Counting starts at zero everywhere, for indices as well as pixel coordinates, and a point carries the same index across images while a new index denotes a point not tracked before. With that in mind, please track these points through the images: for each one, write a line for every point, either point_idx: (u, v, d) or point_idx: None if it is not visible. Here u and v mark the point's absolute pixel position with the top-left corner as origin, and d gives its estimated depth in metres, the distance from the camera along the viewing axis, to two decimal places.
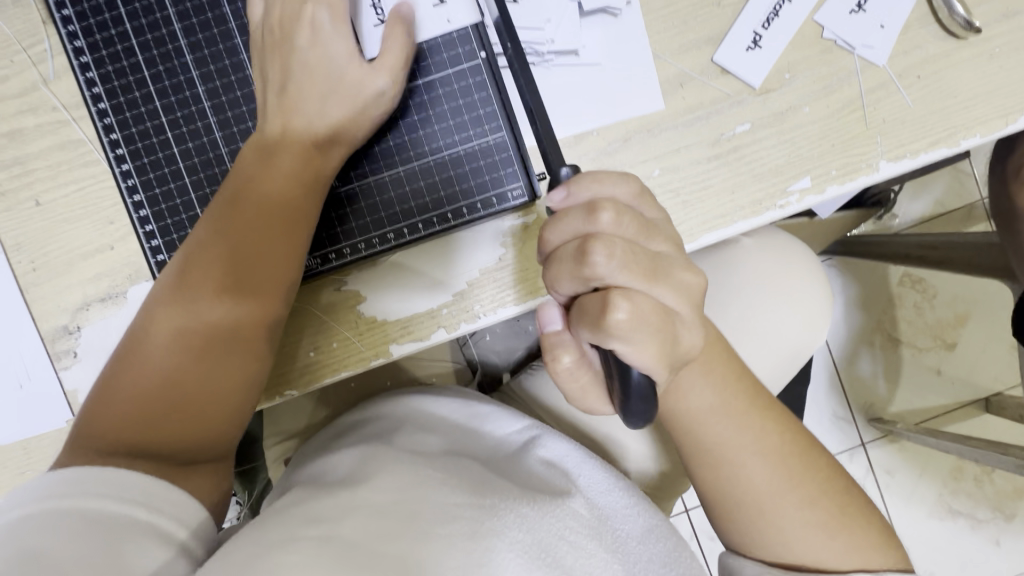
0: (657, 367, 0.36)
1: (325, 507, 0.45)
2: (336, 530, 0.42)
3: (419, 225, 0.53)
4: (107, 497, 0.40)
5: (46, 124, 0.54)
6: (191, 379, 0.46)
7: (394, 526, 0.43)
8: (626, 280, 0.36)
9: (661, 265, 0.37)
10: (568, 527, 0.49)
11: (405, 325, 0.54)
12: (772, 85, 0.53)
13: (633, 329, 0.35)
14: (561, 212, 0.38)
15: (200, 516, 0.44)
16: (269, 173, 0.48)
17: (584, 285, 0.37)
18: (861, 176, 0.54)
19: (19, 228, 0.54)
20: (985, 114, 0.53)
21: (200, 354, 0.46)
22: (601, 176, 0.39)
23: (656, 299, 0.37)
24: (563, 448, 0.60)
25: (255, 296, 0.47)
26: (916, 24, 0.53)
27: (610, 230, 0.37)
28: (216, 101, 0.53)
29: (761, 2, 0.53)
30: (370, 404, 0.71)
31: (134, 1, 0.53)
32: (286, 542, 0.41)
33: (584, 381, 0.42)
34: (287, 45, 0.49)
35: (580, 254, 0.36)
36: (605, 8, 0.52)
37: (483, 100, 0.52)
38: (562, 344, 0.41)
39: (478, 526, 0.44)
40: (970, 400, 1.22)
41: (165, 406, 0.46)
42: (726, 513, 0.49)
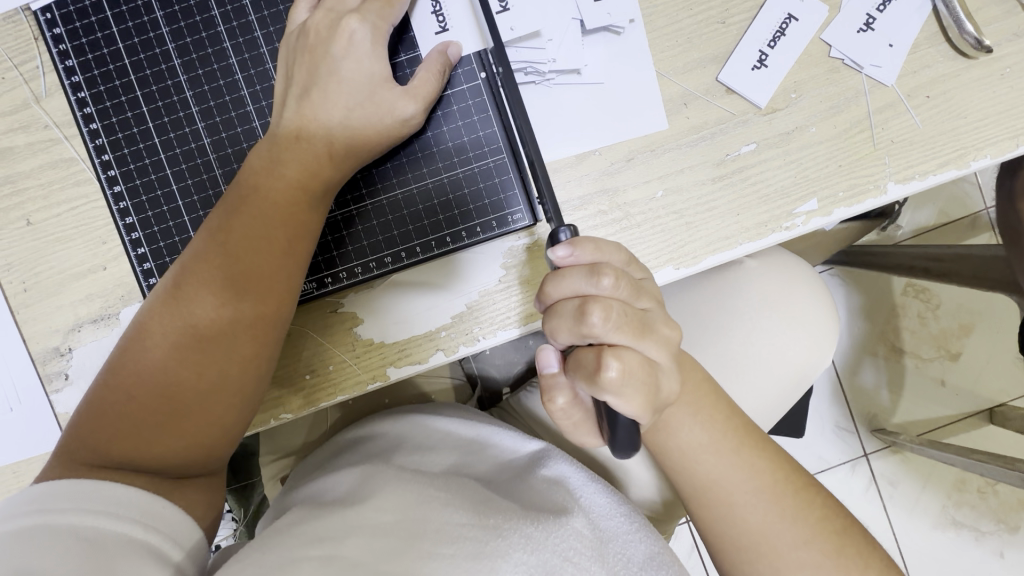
0: (643, 415, 0.36)
1: (327, 525, 0.44)
2: (341, 549, 0.42)
3: (417, 248, 0.52)
4: (101, 514, 0.40)
5: (38, 142, 0.53)
6: (185, 390, 0.45)
7: (397, 544, 0.42)
8: (618, 340, 0.35)
9: (648, 321, 0.37)
10: (572, 547, 0.47)
11: (403, 347, 0.53)
12: (778, 105, 0.52)
13: (623, 384, 0.34)
14: (563, 269, 0.37)
15: (192, 538, 0.43)
16: (273, 181, 0.46)
17: (580, 340, 0.36)
18: (868, 198, 0.53)
19: (10, 247, 0.53)
20: (996, 134, 0.52)
21: (195, 364, 0.45)
22: (602, 244, 0.38)
23: (643, 355, 0.36)
24: (567, 468, 0.59)
25: (252, 304, 0.45)
26: (925, 43, 0.52)
27: (609, 294, 0.36)
28: (210, 122, 0.52)
29: (766, 20, 0.52)
30: (368, 422, 0.70)
31: (126, 20, 0.52)
32: (289, 564, 0.40)
33: (577, 418, 0.42)
34: (321, 51, 0.47)
35: (580, 314, 0.35)
36: (608, 26, 0.51)
37: (483, 122, 0.51)
38: (557, 386, 0.40)
39: (482, 546, 0.43)
40: (975, 412, 1.21)
41: (160, 418, 0.44)
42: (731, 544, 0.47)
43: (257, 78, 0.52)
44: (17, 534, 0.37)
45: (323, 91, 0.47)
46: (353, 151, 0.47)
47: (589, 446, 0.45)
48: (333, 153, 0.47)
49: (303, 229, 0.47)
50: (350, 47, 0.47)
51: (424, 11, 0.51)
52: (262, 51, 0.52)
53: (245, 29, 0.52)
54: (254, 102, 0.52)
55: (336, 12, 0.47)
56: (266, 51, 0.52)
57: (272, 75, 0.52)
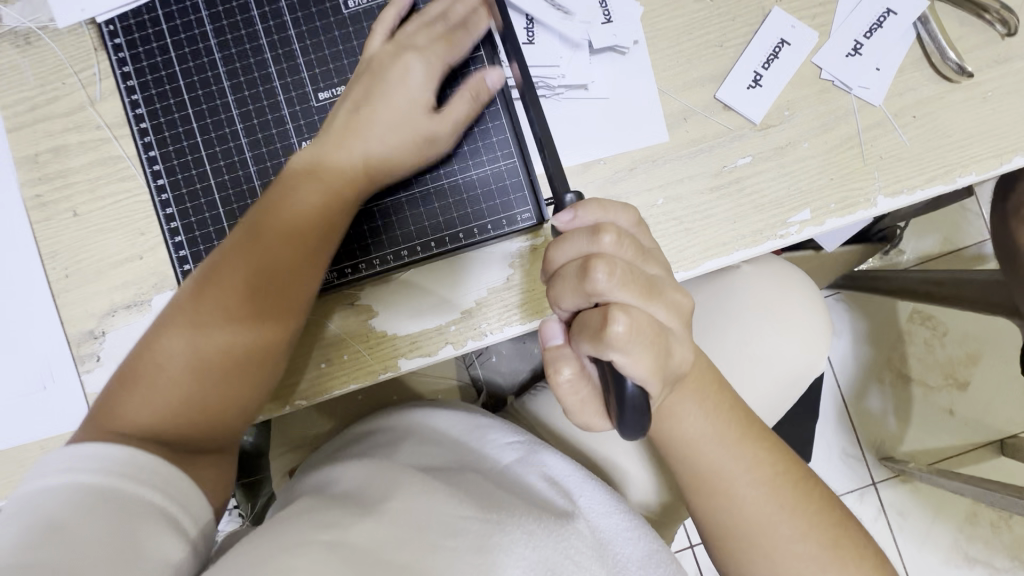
0: (651, 378, 0.37)
1: (337, 514, 0.45)
2: (347, 536, 0.42)
3: (432, 243, 0.55)
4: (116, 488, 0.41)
5: (89, 141, 0.58)
6: (208, 381, 0.48)
7: (405, 532, 0.43)
8: (623, 297, 0.37)
9: (656, 284, 0.39)
10: (574, 547, 0.49)
11: (413, 339, 0.56)
12: (772, 121, 0.56)
13: (631, 340, 0.36)
14: (566, 233, 0.39)
15: (204, 515, 0.44)
16: (316, 192, 0.50)
17: (585, 300, 0.38)
18: (860, 210, 0.56)
19: (56, 236, 0.57)
20: (980, 153, 0.56)
21: (219, 358, 0.48)
22: (605, 203, 0.40)
23: (652, 316, 0.38)
24: (564, 469, 0.61)
25: (275, 308, 0.49)
26: (910, 67, 0.56)
27: (611, 251, 0.38)
28: (249, 123, 0.57)
29: (761, 43, 0.56)
30: (377, 415, 0.73)
31: (179, 32, 0.57)
32: (298, 544, 0.40)
33: (583, 394, 0.43)
34: (379, 80, 0.52)
35: (583, 271, 0.37)
36: (613, 47, 0.56)
37: (497, 129, 0.55)
38: (562, 357, 0.42)
39: (484, 539, 0.45)
40: (983, 442, 1.20)
41: (182, 403, 0.47)
42: (728, 532, 0.49)
43: (293, 85, 0.57)
44: (61, 488, 0.40)
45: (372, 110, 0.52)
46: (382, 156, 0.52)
47: (598, 429, 0.46)
48: (367, 167, 0.52)
49: (331, 238, 0.51)
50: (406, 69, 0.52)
51: None
52: (298, 62, 0.57)
53: (284, 41, 0.57)
54: (289, 106, 0.57)
55: (403, 46, 0.53)
56: (303, 62, 0.57)
57: (306, 83, 0.57)
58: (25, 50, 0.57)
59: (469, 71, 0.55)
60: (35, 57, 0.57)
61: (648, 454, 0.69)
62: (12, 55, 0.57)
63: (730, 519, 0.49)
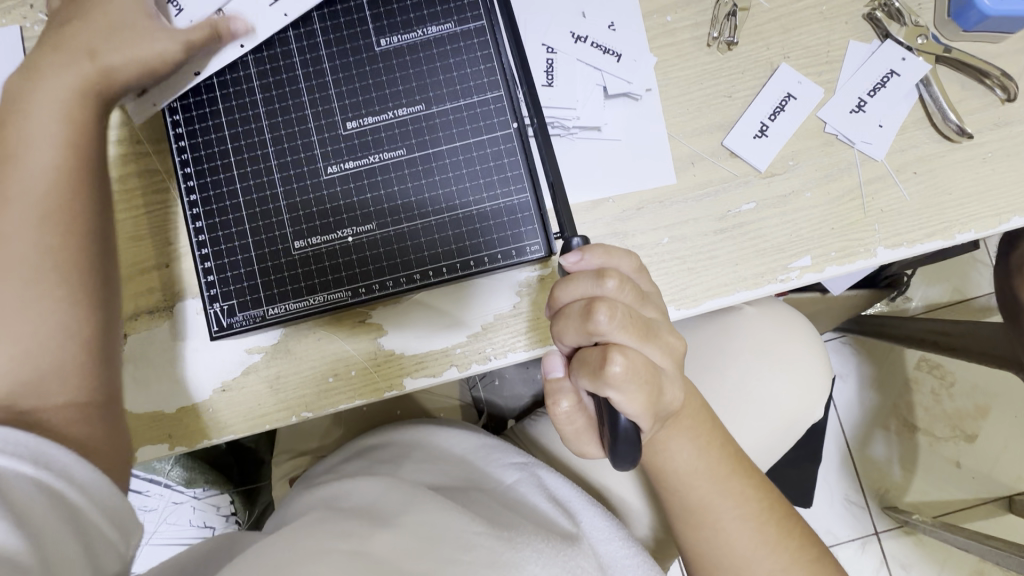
0: (643, 416, 0.39)
1: (355, 527, 0.47)
2: (365, 546, 0.44)
3: (443, 269, 0.55)
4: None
5: None
6: (16, 324, 0.42)
7: (420, 546, 0.45)
8: (623, 339, 0.38)
9: (652, 327, 0.40)
10: (580, 566, 0.50)
11: (420, 359, 0.58)
12: (776, 170, 0.58)
13: (627, 380, 0.37)
14: (572, 273, 0.41)
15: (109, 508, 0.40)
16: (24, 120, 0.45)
17: (586, 339, 0.39)
18: (860, 260, 0.57)
19: None
20: (979, 212, 0.57)
21: (31, 277, 0.43)
22: (611, 248, 0.41)
23: (646, 356, 0.39)
24: (568, 492, 0.62)
25: (89, 209, 0.46)
26: (912, 126, 0.58)
27: (612, 295, 0.39)
28: (273, 120, 0.54)
29: (768, 96, 0.59)
30: (382, 430, 0.76)
31: None
32: (320, 553, 0.42)
33: (579, 425, 0.44)
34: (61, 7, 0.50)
35: (586, 313, 0.38)
36: (627, 93, 0.59)
37: (513, 163, 0.54)
38: (562, 390, 0.43)
39: (496, 555, 0.46)
40: (991, 499, 1.18)
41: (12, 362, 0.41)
42: (714, 567, 0.51)
43: (316, 89, 0.55)
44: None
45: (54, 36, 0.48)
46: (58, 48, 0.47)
47: (590, 457, 0.47)
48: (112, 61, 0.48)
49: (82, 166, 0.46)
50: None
51: (466, 60, 0.55)
52: None
53: (313, 47, 0.55)
54: (313, 109, 0.55)
55: None
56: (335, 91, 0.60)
57: (331, 88, 0.55)
58: None
59: (488, 108, 0.55)
60: None
61: (643, 487, 0.70)
62: None
63: (722, 556, 0.50)
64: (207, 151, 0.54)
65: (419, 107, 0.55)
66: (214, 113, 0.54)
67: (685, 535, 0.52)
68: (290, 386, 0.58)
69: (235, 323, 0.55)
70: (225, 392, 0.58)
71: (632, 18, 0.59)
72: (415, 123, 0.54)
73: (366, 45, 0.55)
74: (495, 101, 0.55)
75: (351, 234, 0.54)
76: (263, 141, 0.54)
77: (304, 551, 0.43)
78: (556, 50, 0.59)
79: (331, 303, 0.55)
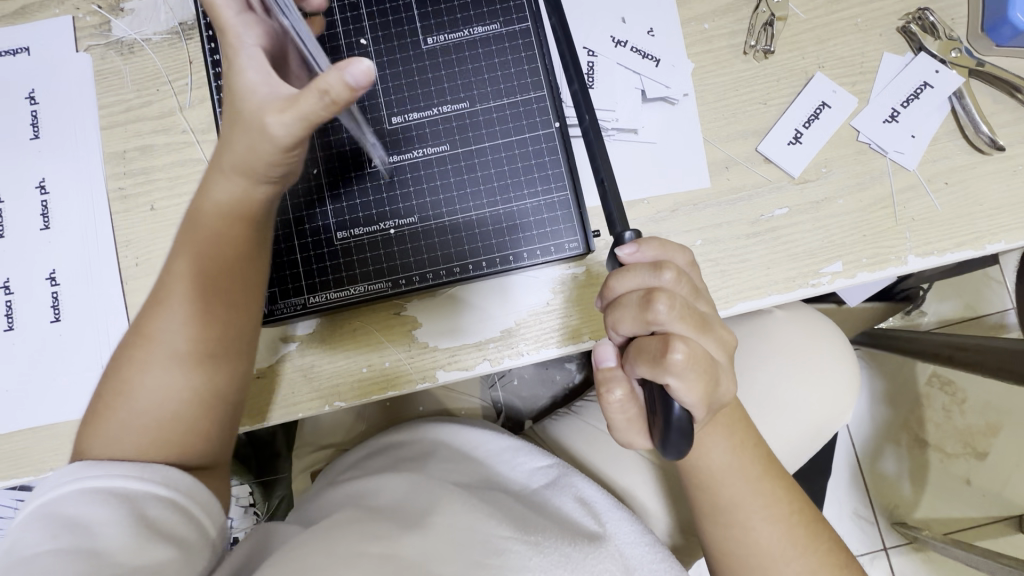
0: (698, 404, 0.39)
1: (385, 527, 0.47)
2: (396, 549, 0.44)
3: (483, 262, 0.55)
4: (99, 514, 0.40)
5: (174, 143, 0.62)
6: (174, 397, 0.47)
7: (450, 549, 0.45)
8: (681, 330, 0.39)
9: (707, 320, 0.41)
10: (607, 570, 0.51)
11: (452, 353, 0.59)
12: (809, 176, 0.59)
13: (688, 366, 0.38)
14: (627, 264, 0.42)
15: (219, 513, 0.46)
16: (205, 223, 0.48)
17: (643, 328, 0.40)
18: (891, 267, 0.58)
19: (134, 227, 0.61)
20: (1008, 223, 0.58)
21: (197, 362, 0.48)
22: (665, 242, 0.43)
23: (702, 348, 0.40)
24: (594, 492, 0.62)
25: (247, 305, 0.51)
26: (944, 137, 0.59)
27: (670, 287, 0.40)
28: None
29: (803, 105, 0.60)
30: (405, 426, 0.76)
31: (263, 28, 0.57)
32: (353, 556, 0.43)
33: (630, 414, 0.45)
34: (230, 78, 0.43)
35: (645, 303, 0.39)
36: (664, 97, 0.60)
37: (553, 162, 0.55)
38: (614, 378, 0.44)
39: (524, 561, 0.47)
40: (1002, 517, 1.18)
41: (143, 435, 0.46)
42: (739, 567, 0.51)
43: None
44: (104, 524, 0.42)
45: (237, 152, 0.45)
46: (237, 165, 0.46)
47: (635, 448, 0.48)
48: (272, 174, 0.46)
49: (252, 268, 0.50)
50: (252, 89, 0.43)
51: (510, 59, 0.56)
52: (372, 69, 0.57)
53: (359, 42, 0.56)
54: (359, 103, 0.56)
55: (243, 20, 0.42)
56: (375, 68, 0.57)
57: (378, 83, 0.56)
58: (128, 59, 0.63)
59: (531, 107, 0.56)
60: (136, 65, 0.63)
61: (664, 490, 0.70)
62: (116, 61, 0.63)
63: (749, 556, 0.50)
64: None
65: (463, 104, 0.56)
66: None
67: (712, 534, 0.52)
68: (323, 375, 0.58)
69: (275, 310, 0.55)
70: (260, 379, 0.58)
71: (671, 24, 0.61)
72: (458, 121, 0.56)
73: (413, 42, 0.56)
74: (538, 100, 0.56)
75: (393, 226, 0.55)
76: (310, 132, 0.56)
77: (337, 551, 0.43)
78: (596, 54, 0.61)
79: (371, 293, 0.56)
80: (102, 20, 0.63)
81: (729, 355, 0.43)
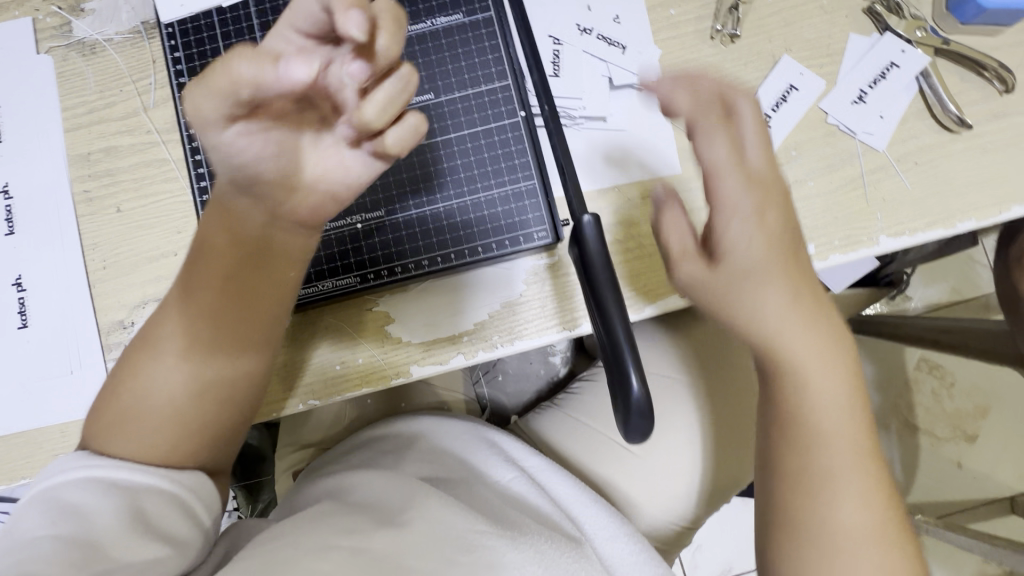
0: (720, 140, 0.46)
1: (356, 522, 0.46)
2: (365, 543, 0.43)
3: (452, 255, 0.55)
4: (95, 493, 0.42)
5: (139, 144, 0.61)
6: (187, 398, 0.47)
7: (423, 544, 0.45)
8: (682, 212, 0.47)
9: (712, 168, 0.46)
10: (585, 566, 0.52)
11: (427, 347, 0.58)
12: (780, 160, 0.59)
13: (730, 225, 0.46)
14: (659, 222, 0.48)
15: (216, 504, 0.48)
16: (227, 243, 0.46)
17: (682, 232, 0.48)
18: (863, 248, 0.58)
19: (99, 230, 0.60)
20: (980, 201, 0.58)
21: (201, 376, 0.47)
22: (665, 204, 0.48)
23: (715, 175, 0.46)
24: (570, 488, 0.63)
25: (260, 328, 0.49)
26: (913, 117, 0.59)
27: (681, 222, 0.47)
28: None
29: (771, 88, 0.60)
30: (387, 422, 0.75)
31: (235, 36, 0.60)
32: (320, 550, 0.42)
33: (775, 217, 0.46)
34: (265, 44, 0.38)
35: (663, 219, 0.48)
36: (631, 84, 0.59)
37: (520, 151, 0.55)
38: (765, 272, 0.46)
39: (496, 556, 0.46)
40: (993, 499, 1.18)
41: (170, 422, 0.46)
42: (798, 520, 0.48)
43: None
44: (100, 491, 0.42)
45: (294, 210, 0.44)
46: (244, 203, 0.44)
47: None
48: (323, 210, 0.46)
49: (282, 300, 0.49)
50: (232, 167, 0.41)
51: (472, 49, 0.56)
52: None
53: None
54: None
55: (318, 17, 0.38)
56: None
57: None
58: (90, 59, 0.62)
59: (496, 96, 0.55)
60: (98, 65, 0.62)
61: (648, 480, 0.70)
62: (79, 63, 0.62)
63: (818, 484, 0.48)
64: None
65: (428, 96, 0.55)
66: None
67: (784, 463, 0.50)
68: (294, 375, 0.57)
69: None
70: None
71: (638, 10, 0.61)
72: (423, 113, 0.55)
73: None
74: (503, 89, 0.55)
75: (360, 221, 0.55)
76: None
77: (304, 546, 0.42)
78: (561, 42, 0.60)
79: (340, 288, 0.56)
80: (63, 21, 0.62)
81: (783, 264, 0.47)
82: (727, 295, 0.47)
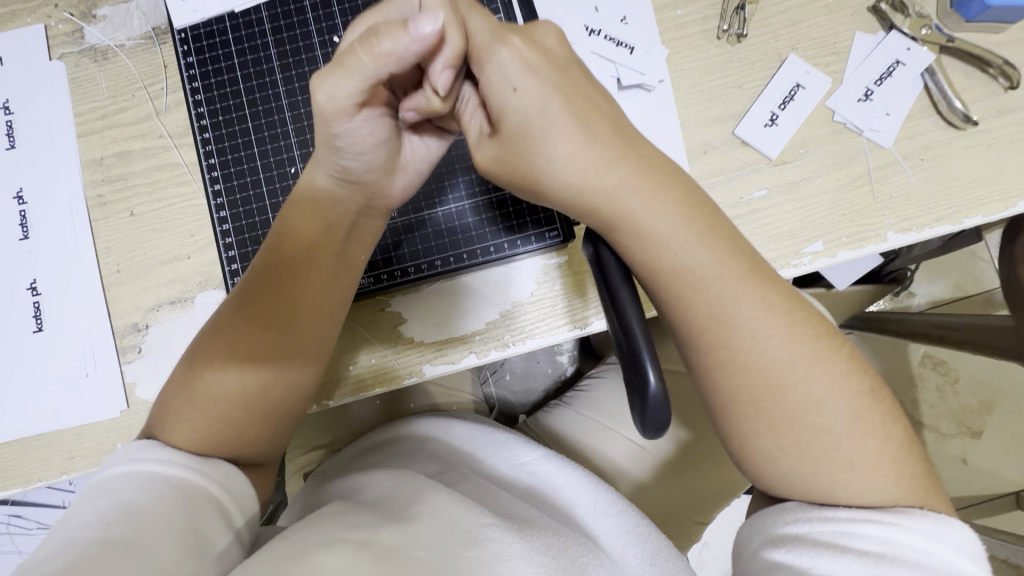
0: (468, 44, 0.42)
1: (367, 519, 0.46)
2: (374, 536, 0.44)
3: (464, 255, 0.58)
4: (144, 483, 0.42)
5: (152, 148, 0.62)
6: (237, 396, 0.47)
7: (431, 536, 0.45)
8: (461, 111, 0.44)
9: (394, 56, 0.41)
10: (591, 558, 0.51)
11: (438, 347, 0.58)
12: (787, 158, 0.60)
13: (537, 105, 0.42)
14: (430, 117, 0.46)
15: (254, 509, 0.46)
16: (297, 230, 0.49)
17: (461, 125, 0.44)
18: (871, 244, 0.59)
19: (112, 234, 0.61)
20: (985, 197, 0.59)
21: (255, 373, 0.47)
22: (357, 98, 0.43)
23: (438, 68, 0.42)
24: (571, 478, 0.63)
25: (314, 326, 0.49)
26: (918, 114, 0.60)
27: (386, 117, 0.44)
28: (298, 125, 0.60)
29: (777, 87, 0.60)
30: (395, 424, 0.76)
31: (243, 42, 0.61)
32: (329, 543, 0.42)
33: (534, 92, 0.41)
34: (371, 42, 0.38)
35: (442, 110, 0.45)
36: (639, 84, 0.60)
37: None
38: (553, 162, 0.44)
39: (504, 548, 0.46)
40: (999, 494, 1.18)
41: (220, 419, 0.46)
42: (793, 460, 0.43)
43: None
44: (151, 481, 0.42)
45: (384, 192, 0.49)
46: (341, 191, 0.48)
47: None
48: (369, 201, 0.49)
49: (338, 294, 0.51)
50: (348, 149, 0.44)
51: None
52: None
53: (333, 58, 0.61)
54: None
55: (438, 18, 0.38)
56: None
57: None
58: (102, 65, 0.62)
59: None
60: (111, 71, 0.62)
61: None
62: (91, 69, 0.62)
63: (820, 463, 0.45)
64: (234, 155, 0.60)
65: None
66: (242, 119, 0.61)
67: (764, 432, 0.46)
68: None
69: None
70: None
71: (645, 11, 0.61)
72: None
73: None
74: None
75: None
76: (290, 146, 0.60)
77: (315, 541, 0.42)
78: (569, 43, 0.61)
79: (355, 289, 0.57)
80: (75, 27, 0.63)
81: (581, 116, 0.43)
82: (516, 143, 0.43)
